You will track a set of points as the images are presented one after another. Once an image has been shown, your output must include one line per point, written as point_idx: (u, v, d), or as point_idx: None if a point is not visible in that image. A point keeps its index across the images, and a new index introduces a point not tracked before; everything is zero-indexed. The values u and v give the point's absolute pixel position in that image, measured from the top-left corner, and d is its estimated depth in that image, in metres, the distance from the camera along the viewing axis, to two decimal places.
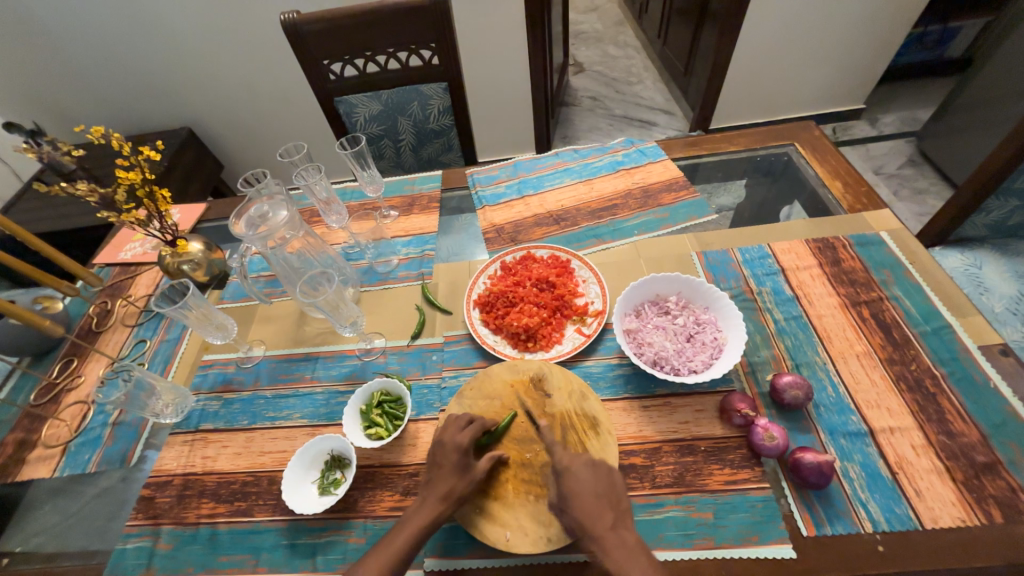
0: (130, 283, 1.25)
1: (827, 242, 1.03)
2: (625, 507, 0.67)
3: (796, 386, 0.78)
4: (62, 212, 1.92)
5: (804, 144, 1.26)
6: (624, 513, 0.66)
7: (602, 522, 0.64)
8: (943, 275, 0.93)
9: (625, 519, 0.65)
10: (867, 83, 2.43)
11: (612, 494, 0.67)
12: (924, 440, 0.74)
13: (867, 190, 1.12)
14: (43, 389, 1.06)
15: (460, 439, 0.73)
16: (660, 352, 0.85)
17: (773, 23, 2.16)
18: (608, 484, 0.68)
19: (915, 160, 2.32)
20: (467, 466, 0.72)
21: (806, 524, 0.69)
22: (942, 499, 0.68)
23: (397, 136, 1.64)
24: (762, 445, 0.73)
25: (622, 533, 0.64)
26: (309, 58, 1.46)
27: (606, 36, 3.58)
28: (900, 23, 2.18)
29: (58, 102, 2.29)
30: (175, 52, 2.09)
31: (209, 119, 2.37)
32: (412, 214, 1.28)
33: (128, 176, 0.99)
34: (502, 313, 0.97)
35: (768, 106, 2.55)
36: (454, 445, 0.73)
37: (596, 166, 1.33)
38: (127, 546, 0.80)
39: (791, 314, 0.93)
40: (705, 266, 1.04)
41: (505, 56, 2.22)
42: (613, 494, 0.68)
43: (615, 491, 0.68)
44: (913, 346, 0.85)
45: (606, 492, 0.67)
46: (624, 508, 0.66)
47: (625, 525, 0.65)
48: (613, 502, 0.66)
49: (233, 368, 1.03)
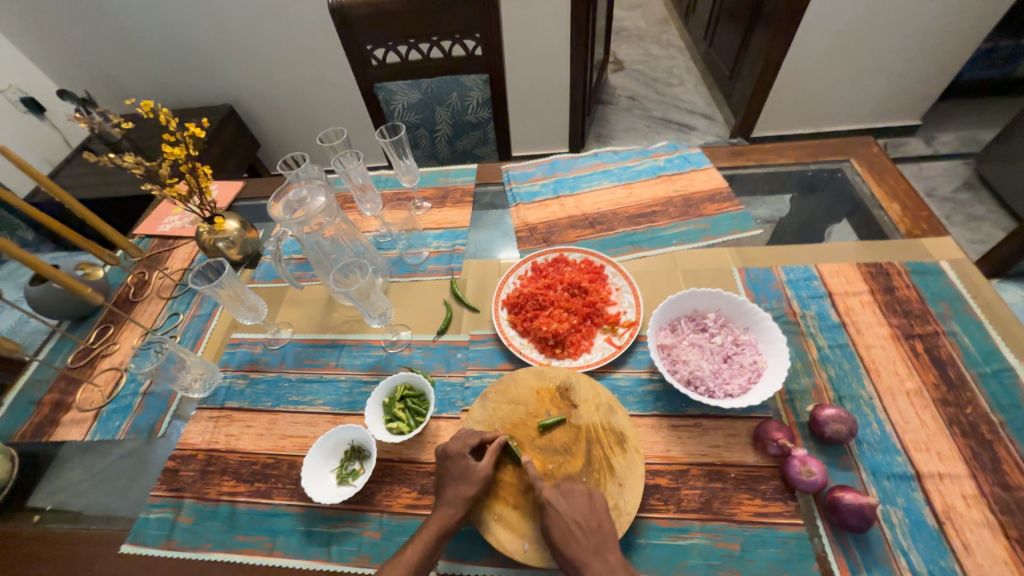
0: (167, 256, 1.28)
1: (880, 268, 0.97)
2: (608, 532, 0.66)
3: (840, 420, 0.74)
4: (106, 180, 1.98)
5: (860, 161, 1.19)
6: (606, 539, 0.65)
7: (583, 553, 0.63)
8: (1007, 313, 0.87)
9: (607, 544, 0.65)
10: (925, 98, 2.30)
11: (593, 520, 0.67)
12: (976, 490, 0.69)
13: (928, 215, 1.05)
14: (79, 352, 1.09)
15: (454, 448, 0.73)
16: (695, 371, 0.81)
17: (831, 31, 2.06)
18: (590, 511, 0.68)
19: (972, 183, 2.19)
20: (471, 470, 0.71)
21: (840, 567, 0.65)
22: (992, 556, 0.64)
23: (434, 126, 1.62)
24: (799, 478, 0.69)
25: (604, 555, 0.63)
26: (353, 43, 1.46)
27: (649, 35, 3.49)
28: (968, 37, 2.05)
29: (109, 73, 2.36)
30: (222, 31, 2.12)
31: (249, 98, 2.41)
32: (445, 207, 1.27)
33: (172, 151, 1.00)
34: (530, 316, 0.95)
35: (817, 116, 2.43)
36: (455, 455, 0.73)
37: (636, 170, 1.29)
38: (150, 516, 0.82)
39: (836, 342, 0.88)
40: (746, 284, 0.99)
41: (546, 50, 2.18)
42: (595, 521, 0.67)
43: (598, 517, 0.67)
44: (969, 387, 0.79)
45: (587, 520, 0.66)
46: (607, 534, 0.65)
47: (606, 547, 0.64)
48: (594, 530, 0.65)
49: (260, 348, 1.04)
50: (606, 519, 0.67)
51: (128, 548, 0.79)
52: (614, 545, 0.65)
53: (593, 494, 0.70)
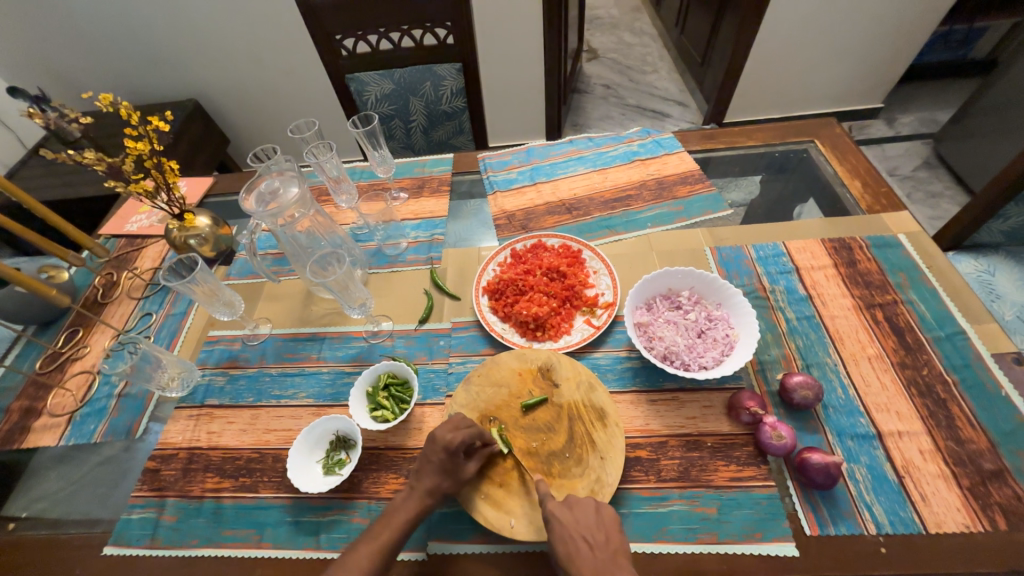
0: (136, 256, 1.24)
1: (843, 242, 1.02)
2: (617, 548, 0.64)
3: (807, 386, 0.78)
4: (67, 180, 1.90)
5: (824, 141, 1.24)
6: (617, 556, 0.63)
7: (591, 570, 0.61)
8: (960, 281, 0.92)
9: (618, 561, 0.62)
10: (886, 82, 2.38)
11: (601, 535, 0.65)
12: (932, 445, 0.74)
13: (886, 191, 1.09)
14: (48, 357, 1.06)
15: (450, 442, 0.71)
16: (671, 346, 0.84)
17: (796, 17, 2.11)
18: (598, 524, 0.66)
19: (931, 162, 2.29)
20: (456, 467, 0.71)
21: (809, 523, 0.69)
22: (947, 505, 0.68)
23: (408, 117, 1.61)
24: (769, 443, 0.73)
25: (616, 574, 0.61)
26: (321, 32, 1.43)
27: (622, 23, 3.51)
28: (925, 21, 2.13)
29: (63, 69, 2.25)
30: (183, 22, 2.04)
31: (216, 92, 2.33)
32: (422, 197, 1.27)
33: (136, 146, 0.97)
34: (511, 301, 0.96)
35: (785, 101, 2.49)
36: (442, 447, 0.71)
37: (610, 156, 1.30)
38: (133, 516, 0.81)
39: (804, 314, 0.92)
40: (718, 262, 1.02)
41: (519, 39, 2.17)
42: (603, 535, 0.65)
43: (606, 531, 0.65)
44: (926, 351, 0.84)
45: (596, 535, 0.64)
46: (617, 550, 0.63)
47: (618, 566, 0.62)
48: (603, 546, 0.63)
49: (239, 345, 1.02)
50: (614, 534, 0.65)
51: (111, 549, 0.78)
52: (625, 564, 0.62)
53: (600, 507, 0.68)
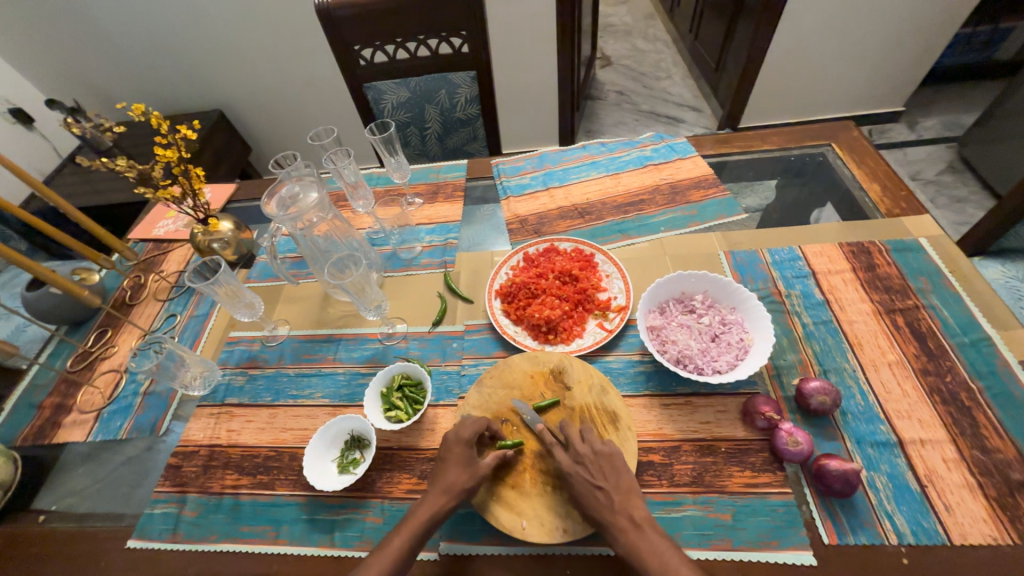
0: (162, 260, 1.29)
1: (861, 247, 1.00)
2: (629, 488, 0.68)
3: (824, 392, 0.77)
4: (98, 187, 1.98)
5: (841, 145, 1.22)
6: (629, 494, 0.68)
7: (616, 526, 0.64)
8: (985, 286, 0.90)
9: (631, 499, 0.67)
10: (907, 85, 2.34)
11: (612, 479, 0.69)
12: (956, 454, 0.72)
13: (906, 195, 1.07)
14: (78, 356, 1.10)
15: (465, 432, 0.74)
16: (684, 350, 0.83)
17: (812, 21, 2.09)
18: (610, 471, 0.69)
19: (955, 166, 2.23)
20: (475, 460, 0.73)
21: (827, 532, 0.67)
22: (973, 515, 0.66)
23: (423, 124, 1.64)
24: (785, 449, 0.72)
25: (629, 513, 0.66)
26: (340, 43, 1.47)
27: (635, 30, 3.52)
28: (946, 23, 2.09)
29: (97, 82, 2.36)
30: (209, 36, 2.12)
31: (239, 103, 2.42)
32: (436, 202, 1.29)
33: (165, 154, 1.01)
34: (523, 304, 0.97)
35: (802, 105, 2.46)
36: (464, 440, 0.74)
37: (623, 161, 1.31)
38: (155, 511, 0.84)
39: (820, 319, 0.91)
40: (732, 266, 1.02)
41: (533, 47, 2.19)
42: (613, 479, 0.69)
43: (615, 474, 0.69)
44: (949, 357, 0.82)
45: (608, 480, 0.68)
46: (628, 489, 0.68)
47: (631, 504, 0.67)
48: (616, 488, 0.68)
49: (258, 346, 1.05)
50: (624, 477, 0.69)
51: (135, 543, 0.81)
52: (637, 502, 0.67)
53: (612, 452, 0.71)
